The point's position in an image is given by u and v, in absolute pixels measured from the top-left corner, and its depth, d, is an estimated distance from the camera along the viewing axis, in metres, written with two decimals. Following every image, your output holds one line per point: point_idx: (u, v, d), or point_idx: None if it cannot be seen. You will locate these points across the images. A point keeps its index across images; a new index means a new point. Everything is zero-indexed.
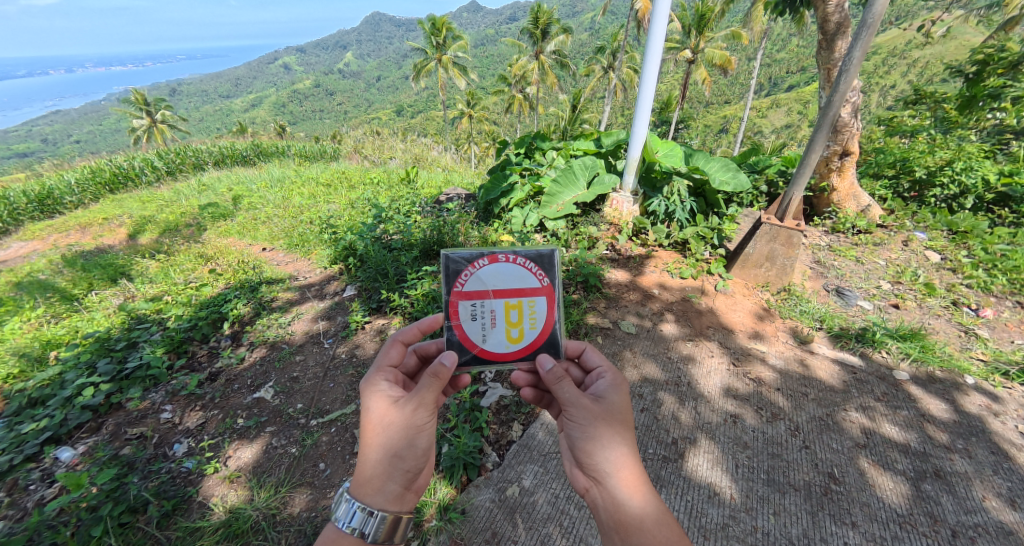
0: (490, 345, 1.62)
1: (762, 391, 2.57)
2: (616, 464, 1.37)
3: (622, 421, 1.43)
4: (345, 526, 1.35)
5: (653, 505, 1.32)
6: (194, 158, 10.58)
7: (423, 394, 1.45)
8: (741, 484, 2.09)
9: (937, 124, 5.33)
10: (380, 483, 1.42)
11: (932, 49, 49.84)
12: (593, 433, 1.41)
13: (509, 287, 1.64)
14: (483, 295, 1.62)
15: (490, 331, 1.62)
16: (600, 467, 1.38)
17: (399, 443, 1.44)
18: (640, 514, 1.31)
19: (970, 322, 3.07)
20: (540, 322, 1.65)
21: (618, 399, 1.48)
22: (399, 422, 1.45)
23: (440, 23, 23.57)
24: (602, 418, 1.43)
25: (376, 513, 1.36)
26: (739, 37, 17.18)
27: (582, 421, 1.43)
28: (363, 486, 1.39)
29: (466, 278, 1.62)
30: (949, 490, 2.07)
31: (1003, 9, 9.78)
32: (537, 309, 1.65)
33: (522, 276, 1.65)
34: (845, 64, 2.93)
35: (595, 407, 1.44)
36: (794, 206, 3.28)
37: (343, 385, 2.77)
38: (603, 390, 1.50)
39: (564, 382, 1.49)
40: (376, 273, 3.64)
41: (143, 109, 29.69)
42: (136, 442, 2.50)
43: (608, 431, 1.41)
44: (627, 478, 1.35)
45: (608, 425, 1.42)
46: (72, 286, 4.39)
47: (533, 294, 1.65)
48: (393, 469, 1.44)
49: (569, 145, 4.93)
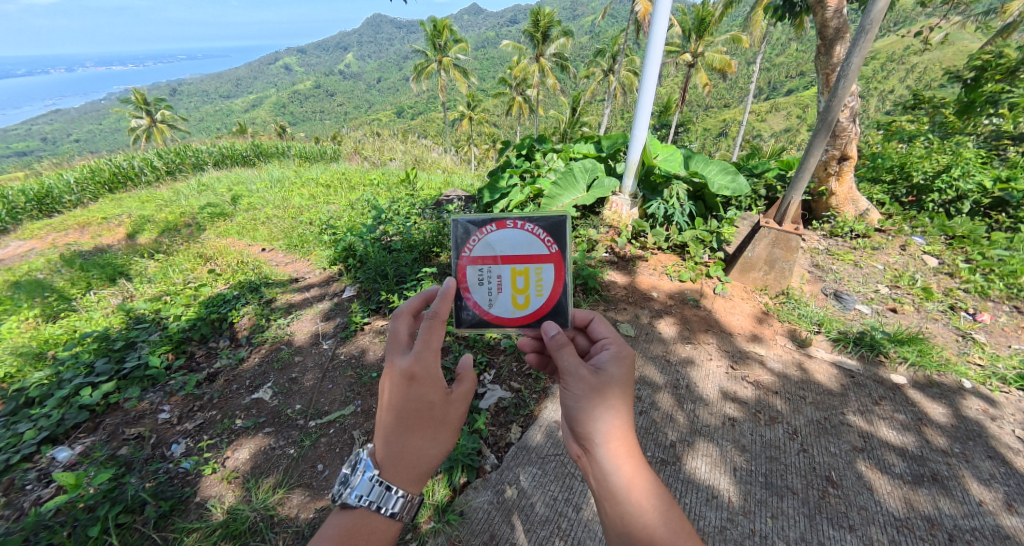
0: (496, 310, 1.66)
1: (760, 394, 2.58)
2: (609, 435, 1.36)
3: (620, 394, 1.41)
4: (359, 501, 1.28)
5: (643, 479, 1.31)
6: (193, 158, 10.56)
7: (463, 388, 1.45)
8: (739, 487, 2.10)
9: (934, 129, 5.37)
10: (405, 466, 1.36)
11: (930, 54, 50.10)
12: (588, 404, 1.39)
13: (517, 253, 1.65)
14: (490, 261, 1.65)
15: (496, 295, 1.66)
16: (593, 436, 1.37)
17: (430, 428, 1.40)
18: (629, 486, 1.31)
19: (967, 327, 3.08)
20: (547, 290, 1.65)
21: (617, 372, 1.45)
22: (434, 413, 1.40)
23: (441, 25, 23.63)
24: (598, 390, 1.40)
25: (399, 491, 1.31)
26: (739, 41, 17.25)
27: (577, 390, 1.41)
28: (390, 467, 1.32)
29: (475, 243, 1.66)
30: (946, 494, 2.08)
31: (1000, 15, 9.90)
32: (544, 278, 1.65)
33: (531, 245, 1.65)
34: (843, 69, 2.95)
35: (592, 378, 1.42)
36: (793, 209, 3.29)
37: (342, 386, 2.76)
38: (604, 361, 1.48)
39: (565, 350, 1.47)
40: (376, 273, 3.65)
41: (143, 109, 29.71)
42: (134, 443, 2.50)
43: (602, 402, 1.39)
44: (618, 450, 1.34)
45: (603, 396, 1.40)
46: (70, 286, 4.38)
47: (542, 263, 1.64)
48: (422, 455, 1.39)
49: (569, 148, 4.95)
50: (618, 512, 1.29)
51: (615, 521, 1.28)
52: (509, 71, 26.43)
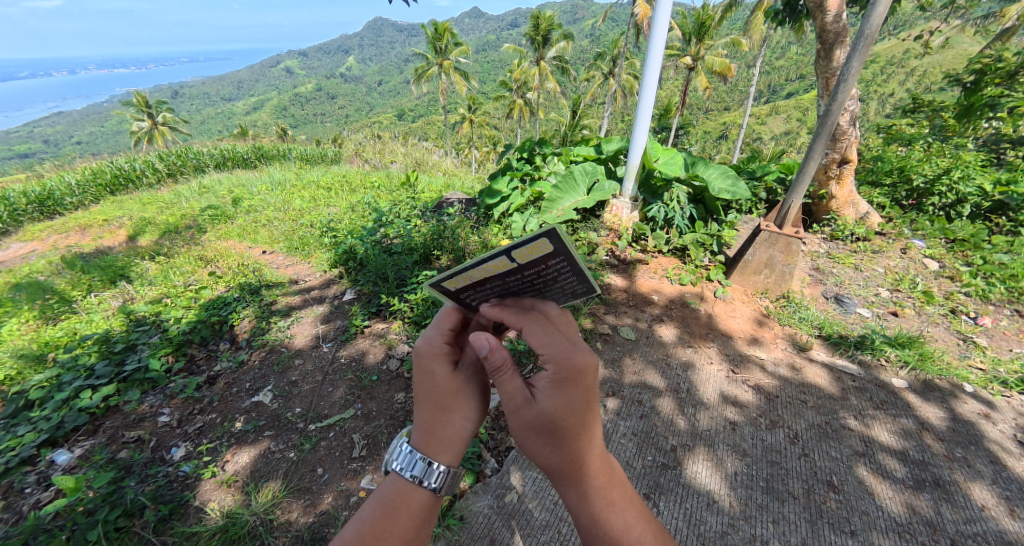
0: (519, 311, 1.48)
1: (760, 398, 2.57)
2: (551, 465, 1.28)
3: (565, 424, 1.27)
4: (408, 476, 1.29)
5: (587, 507, 1.26)
6: (195, 160, 10.58)
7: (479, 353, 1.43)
8: (740, 492, 2.09)
9: (934, 132, 5.38)
10: (446, 444, 1.34)
11: (930, 58, 50.22)
12: (529, 436, 1.29)
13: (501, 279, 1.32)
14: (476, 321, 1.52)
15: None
16: (538, 464, 1.31)
17: (458, 403, 1.37)
18: (575, 512, 1.27)
19: (967, 330, 3.08)
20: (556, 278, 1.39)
21: (557, 402, 1.27)
22: (459, 384, 1.38)
23: (442, 28, 23.74)
24: (536, 421, 1.28)
25: (444, 467, 1.30)
26: (739, 45, 17.31)
27: (513, 423, 1.30)
28: (430, 446, 1.31)
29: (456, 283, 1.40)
30: (947, 499, 2.07)
31: (999, 19, 9.94)
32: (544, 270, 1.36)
33: (516, 265, 1.26)
34: (842, 73, 2.96)
35: (527, 410, 1.29)
36: (794, 212, 3.28)
37: (342, 389, 2.76)
38: (541, 389, 1.28)
39: (499, 378, 1.29)
40: (376, 276, 3.65)
41: (145, 111, 29.85)
42: (134, 446, 2.50)
43: (540, 435, 1.28)
44: (566, 479, 1.28)
45: (541, 428, 1.28)
46: (71, 288, 4.39)
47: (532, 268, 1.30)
48: (460, 429, 1.37)
49: (570, 151, 4.95)
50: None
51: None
52: (509, 74, 26.52)
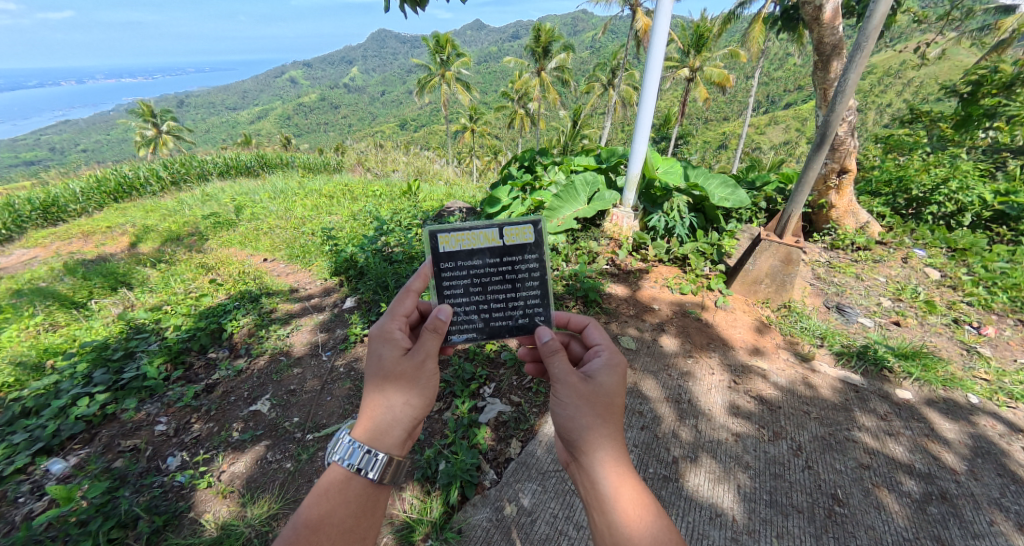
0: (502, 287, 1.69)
1: (763, 408, 2.54)
2: (595, 442, 1.35)
3: (610, 403, 1.40)
4: (347, 465, 1.33)
5: (627, 487, 1.30)
6: (199, 168, 10.65)
7: (429, 345, 1.47)
8: (744, 505, 2.05)
9: (932, 142, 5.40)
10: (385, 429, 1.41)
11: (926, 70, 50.80)
12: (575, 411, 1.39)
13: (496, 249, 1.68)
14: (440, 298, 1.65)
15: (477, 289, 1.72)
16: (581, 444, 1.37)
17: (406, 393, 1.44)
18: (615, 493, 1.30)
19: (971, 340, 3.05)
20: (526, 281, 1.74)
21: (608, 380, 1.44)
22: (404, 370, 1.45)
23: (445, 40, 24.07)
24: (586, 397, 1.40)
25: (378, 454, 1.34)
26: (738, 57, 17.54)
27: (567, 396, 1.42)
28: (366, 428, 1.39)
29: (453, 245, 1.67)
30: (955, 514, 2.03)
31: (994, 30, 10.05)
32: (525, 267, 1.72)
33: (502, 244, 1.67)
34: (839, 85, 2.96)
35: (581, 386, 1.42)
36: (794, 222, 3.27)
37: (340, 398, 2.74)
38: (596, 369, 1.46)
39: (558, 356, 1.49)
40: (376, 285, 3.66)
41: (150, 120, 30.21)
42: (129, 455, 2.47)
43: (590, 410, 1.39)
44: (606, 458, 1.33)
45: (591, 404, 1.39)
46: (72, 294, 4.40)
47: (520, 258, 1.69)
48: (399, 416, 1.44)
49: (570, 160, 4.98)
50: (606, 521, 1.28)
51: (603, 529, 1.27)
52: (511, 85, 26.81)
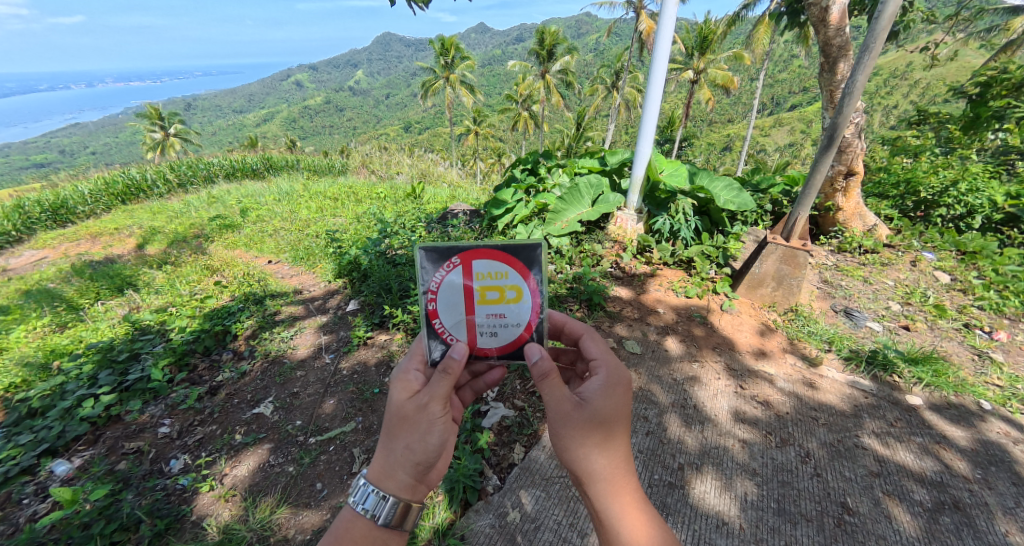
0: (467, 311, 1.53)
1: (770, 414, 2.51)
2: (599, 472, 1.35)
3: (607, 428, 1.38)
4: (358, 508, 1.35)
5: (632, 516, 1.32)
6: (205, 170, 10.72)
7: (438, 387, 1.43)
8: (751, 513, 2.02)
9: (941, 144, 5.33)
10: (391, 470, 1.39)
11: (933, 72, 50.51)
12: (574, 444, 1.37)
13: (488, 279, 1.50)
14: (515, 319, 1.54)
15: (502, 329, 1.52)
16: (581, 474, 1.37)
17: (412, 436, 1.42)
18: (619, 524, 1.31)
19: (983, 345, 3.00)
20: (463, 321, 1.51)
21: (607, 405, 1.41)
22: (409, 413, 1.43)
23: (449, 43, 24.17)
24: (584, 426, 1.38)
25: (389, 498, 1.34)
26: (743, 58, 17.48)
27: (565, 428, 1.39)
28: (375, 469, 1.38)
29: (511, 270, 1.48)
30: (969, 524, 1.99)
31: (1003, 31, 9.95)
32: (461, 302, 1.50)
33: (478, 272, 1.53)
34: (847, 86, 2.93)
35: (576, 415, 1.39)
36: (801, 225, 3.24)
37: (343, 402, 2.73)
38: (592, 393, 1.42)
39: (550, 383, 1.41)
40: (380, 287, 3.65)
41: (157, 123, 30.53)
42: (133, 457, 2.47)
43: (591, 440, 1.37)
44: (610, 486, 1.34)
45: (591, 434, 1.38)
46: (79, 296, 4.43)
47: (464, 288, 1.51)
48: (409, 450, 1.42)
49: (574, 163, 4.96)
50: None
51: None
52: (514, 88, 26.85)
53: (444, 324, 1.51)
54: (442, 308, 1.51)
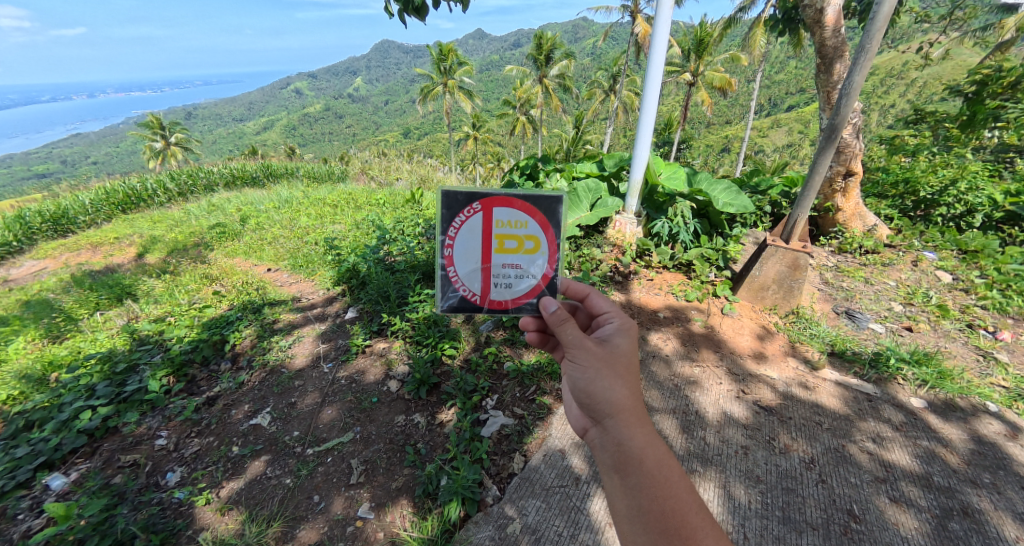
0: (479, 263, 1.58)
1: (772, 419, 2.48)
2: (619, 404, 1.31)
3: (628, 364, 1.38)
4: None
5: (656, 447, 1.24)
6: (205, 179, 10.72)
7: None
8: (755, 522, 1.98)
9: (938, 143, 5.31)
10: None
11: (928, 73, 50.78)
12: (595, 375, 1.37)
13: (507, 228, 1.57)
14: (528, 270, 1.59)
15: (516, 280, 1.59)
16: (602, 407, 1.33)
17: None
18: (641, 454, 1.23)
19: (987, 346, 2.97)
20: (477, 269, 1.58)
21: (623, 343, 1.44)
22: None
23: (448, 50, 24.26)
24: (605, 359, 1.38)
25: None
26: (739, 62, 17.55)
27: (585, 362, 1.39)
28: None
29: (531, 219, 1.56)
30: (978, 530, 1.96)
31: (997, 29, 9.98)
32: (479, 252, 1.57)
33: (497, 222, 1.57)
34: (844, 87, 2.92)
35: (598, 349, 1.40)
36: (800, 227, 3.23)
37: (341, 412, 2.69)
38: (609, 334, 1.47)
39: (568, 324, 1.45)
40: (378, 295, 3.63)
41: (159, 133, 30.76)
42: (128, 471, 2.44)
43: (611, 372, 1.36)
44: (628, 418, 1.29)
45: (611, 367, 1.37)
46: (78, 306, 4.41)
47: (482, 236, 1.57)
48: None
49: (572, 167, 4.95)
50: (627, 484, 1.21)
51: (625, 492, 1.21)
52: (513, 93, 26.94)
53: (459, 273, 1.58)
54: (458, 255, 1.57)
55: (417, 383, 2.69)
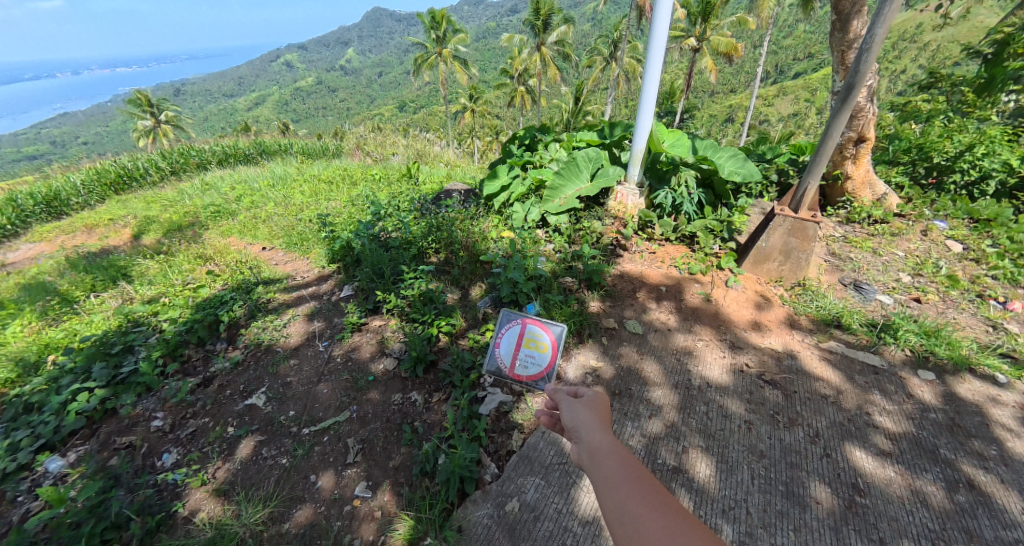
0: (504, 355, 1.84)
1: (777, 393, 2.43)
2: (582, 415, 1.30)
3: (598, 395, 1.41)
4: None
5: (615, 446, 1.17)
6: (197, 156, 10.38)
7: None
8: (758, 497, 1.96)
9: (952, 109, 5.09)
10: None
11: (940, 36, 49.07)
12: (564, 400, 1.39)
13: (531, 336, 1.80)
14: (535, 366, 1.78)
15: (526, 372, 1.79)
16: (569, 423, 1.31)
17: None
18: (601, 454, 1.16)
19: (997, 317, 2.90)
20: (504, 356, 1.84)
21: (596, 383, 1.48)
22: None
23: (442, 17, 23.26)
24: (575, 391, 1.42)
25: None
26: (746, 25, 16.85)
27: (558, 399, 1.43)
28: None
29: (546, 333, 1.76)
30: (984, 503, 1.94)
31: None
32: (508, 345, 1.83)
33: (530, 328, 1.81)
34: (864, 44, 2.72)
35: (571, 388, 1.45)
36: (810, 196, 3.10)
37: (337, 391, 2.64)
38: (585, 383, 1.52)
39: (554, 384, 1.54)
40: (372, 273, 3.49)
41: (149, 111, 30.00)
42: (124, 453, 2.42)
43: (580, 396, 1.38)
44: (591, 426, 1.25)
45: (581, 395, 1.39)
46: (73, 289, 4.34)
47: (513, 337, 1.83)
48: None
49: (572, 136, 4.72)
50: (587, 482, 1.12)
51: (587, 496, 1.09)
52: (511, 63, 26.03)
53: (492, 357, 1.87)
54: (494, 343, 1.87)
55: (414, 361, 2.63)
